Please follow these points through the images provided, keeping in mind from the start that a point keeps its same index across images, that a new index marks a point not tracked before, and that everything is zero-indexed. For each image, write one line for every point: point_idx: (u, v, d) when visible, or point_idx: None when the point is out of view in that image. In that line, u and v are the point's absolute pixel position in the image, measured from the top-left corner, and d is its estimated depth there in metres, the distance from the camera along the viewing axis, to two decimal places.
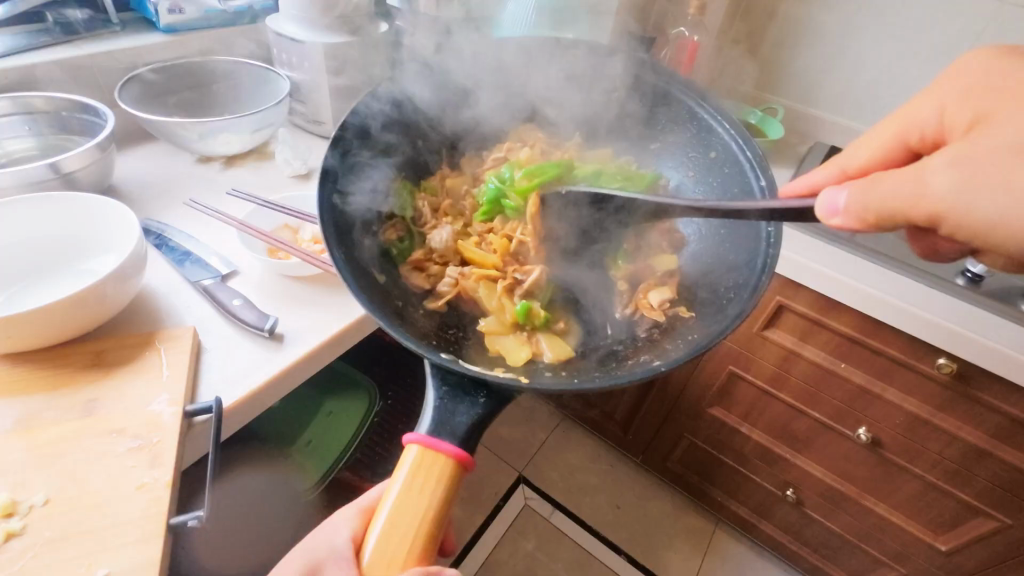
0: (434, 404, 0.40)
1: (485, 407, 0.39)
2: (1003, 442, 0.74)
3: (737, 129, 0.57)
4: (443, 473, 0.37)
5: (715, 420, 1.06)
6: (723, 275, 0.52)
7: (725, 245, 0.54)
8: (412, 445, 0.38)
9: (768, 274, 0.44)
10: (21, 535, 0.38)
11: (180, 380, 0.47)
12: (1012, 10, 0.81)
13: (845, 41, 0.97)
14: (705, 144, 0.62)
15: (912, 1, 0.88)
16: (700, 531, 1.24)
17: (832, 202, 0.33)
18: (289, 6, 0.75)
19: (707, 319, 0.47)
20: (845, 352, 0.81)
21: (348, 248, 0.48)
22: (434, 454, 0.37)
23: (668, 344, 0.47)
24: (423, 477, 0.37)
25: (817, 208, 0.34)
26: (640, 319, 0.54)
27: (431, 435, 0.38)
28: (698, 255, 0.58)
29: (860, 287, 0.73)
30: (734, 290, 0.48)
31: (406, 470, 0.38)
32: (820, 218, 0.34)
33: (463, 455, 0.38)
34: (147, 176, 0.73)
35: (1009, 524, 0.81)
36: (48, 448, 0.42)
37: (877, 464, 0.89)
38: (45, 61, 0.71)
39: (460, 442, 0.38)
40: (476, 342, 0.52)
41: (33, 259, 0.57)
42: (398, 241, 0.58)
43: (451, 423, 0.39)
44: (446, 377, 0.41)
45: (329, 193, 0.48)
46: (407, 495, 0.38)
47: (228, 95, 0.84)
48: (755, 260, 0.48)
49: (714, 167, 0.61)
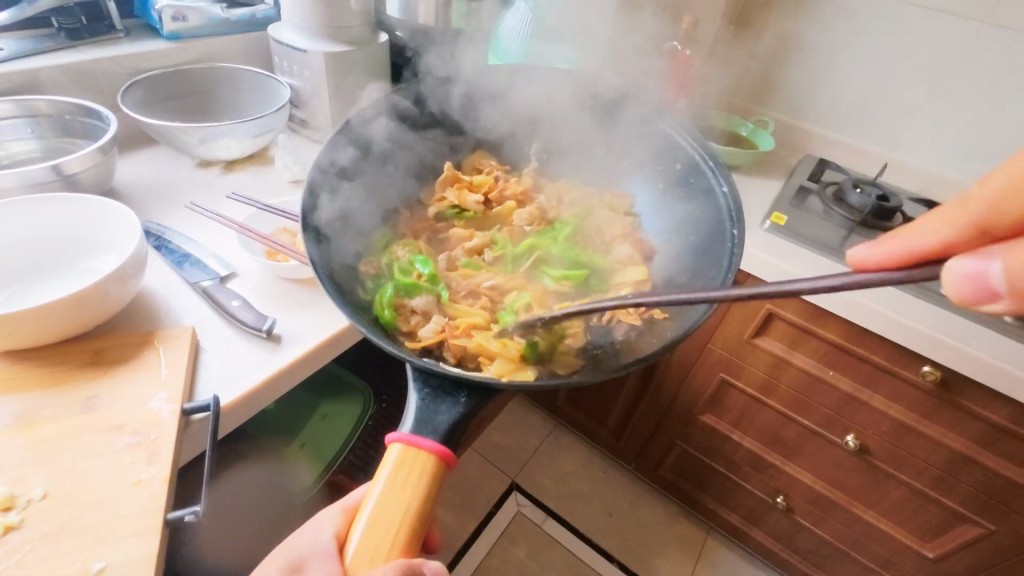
0: (416, 404, 0.41)
1: (466, 405, 0.41)
2: (985, 449, 0.76)
3: (700, 141, 0.60)
4: (425, 469, 0.38)
5: (706, 427, 1.07)
6: (696, 276, 0.53)
7: (696, 251, 0.56)
8: (395, 444, 0.39)
9: (735, 269, 0.46)
10: (20, 528, 0.38)
11: (179, 378, 0.48)
12: (992, 30, 0.84)
13: (834, 57, 1.00)
14: (671, 157, 0.64)
15: (897, 20, 0.91)
16: (692, 539, 1.25)
17: (975, 268, 0.21)
18: (290, 15, 0.77)
19: (683, 317, 0.48)
20: (833, 359, 0.82)
21: (330, 259, 0.49)
22: (417, 451, 0.38)
23: (646, 344, 0.47)
24: (405, 474, 0.38)
25: (959, 285, 0.22)
26: (617, 325, 0.53)
27: (412, 433, 0.39)
28: (670, 258, 0.61)
29: (847, 296, 0.74)
30: (704, 289, 0.50)
31: (388, 468, 0.39)
32: (963, 302, 0.21)
33: (445, 451, 0.39)
34: (148, 179, 0.74)
35: (993, 531, 0.82)
36: (47, 444, 0.43)
37: (865, 471, 0.90)
38: (50, 66, 0.73)
39: (442, 439, 0.39)
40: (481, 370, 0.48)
41: (34, 259, 0.58)
42: (375, 274, 0.55)
43: (433, 422, 0.40)
44: (428, 380, 0.42)
45: (309, 201, 0.49)
46: (389, 494, 0.38)
47: (229, 101, 0.85)
48: (722, 260, 0.50)
49: (681, 177, 0.63)
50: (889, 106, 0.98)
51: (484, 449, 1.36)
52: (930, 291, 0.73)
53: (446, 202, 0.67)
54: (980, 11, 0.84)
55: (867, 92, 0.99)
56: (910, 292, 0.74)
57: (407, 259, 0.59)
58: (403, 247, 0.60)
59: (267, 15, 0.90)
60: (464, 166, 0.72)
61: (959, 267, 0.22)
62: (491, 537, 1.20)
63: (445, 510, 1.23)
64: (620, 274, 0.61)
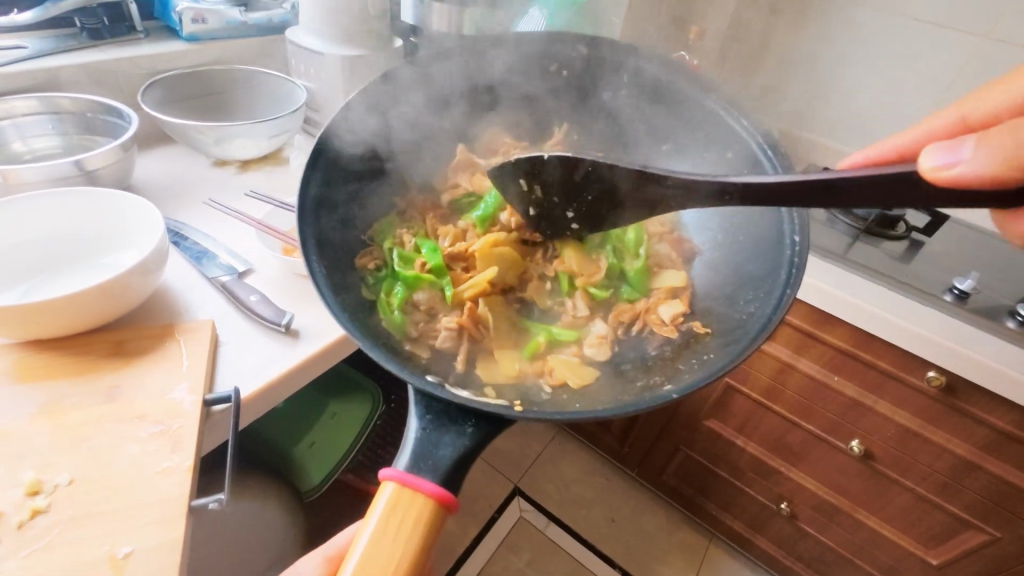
0: (416, 433, 0.38)
1: (472, 437, 0.38)
2: (990, 455, 0.77)
3: (756, 124, 0.54)
4: (421, 516, 0.35)
5: (710, 432, 1.08)
6: (738, 291, 0.52)
7: (744, 256, 0.54)
8: (389, 482, 0.36)
9: (793, 291, 0.44)
10: (46, 512, 0.39)
11: (201, 369, 0.48)
12: (991, 44, 0.86)
13: (836, 69, 1.03)
14: (721, 144, 0.58)
15: (898, 33, 0.94)
16: (694, 546, 1.24)
17: (950, 155, 0.30)
18: (307, 19, 0.79)
19: (725, 340, 0.47)
20: (838, 365, 0.83)
21: (330, 261, 0.49)
22: (412, 492, 0.35)
23: (680, 365, 0.48)
24: (398, 519, 0.34)
25: (930, 161, 0.30)
26: (651, 335, 0.55)
27: (408, 471, 0.36)
28: (713, 265, 0.59)
29: (853, 300, 0.76)
30: (754, 307, 0.48)
31: (380, 511, 0.35)
32: (934, 169, 0.30)
33: (443, 496, 0.35)
34: (165, 176, 0.75)
35: (998, 537, 0.82)
36: (72, 430, 0.43)
37: (870, 476, 0.90)
38: (72, 65, 0.74)
39: (442, 479, 0.36)
40: (491, 372, 0.52)
41: (54, 253, 0.58)
42: (376, 270, 0.56)
43: (434, 457, 0.36)
44: (430, 406, 0.39)
45: (305, 203, 0.49)
46: (380, 544, 0.34)
47: (244, 102, 0.86)
48: (778, 273, 0.48)
49: (730, 166, 0.57)
50: (891, 117, 1.00)
51: (486, 453, 1.35)
52: (933, 297, 0.74)
53: (460, 188, 0.68)
54: (982, 25, 0.86)
55: (870, 105, 1.01)
56: (913, 298, 0.75)
57: (413, 248, 0.60)
58: (407, 232, 0.62)
59: (283, 19, 0.91)
60: (477, 148, 0.70)
61: (930, 149, 0.31)
62: (492, 542, 1.19)
63: None
64: (658, 278, 0.61)
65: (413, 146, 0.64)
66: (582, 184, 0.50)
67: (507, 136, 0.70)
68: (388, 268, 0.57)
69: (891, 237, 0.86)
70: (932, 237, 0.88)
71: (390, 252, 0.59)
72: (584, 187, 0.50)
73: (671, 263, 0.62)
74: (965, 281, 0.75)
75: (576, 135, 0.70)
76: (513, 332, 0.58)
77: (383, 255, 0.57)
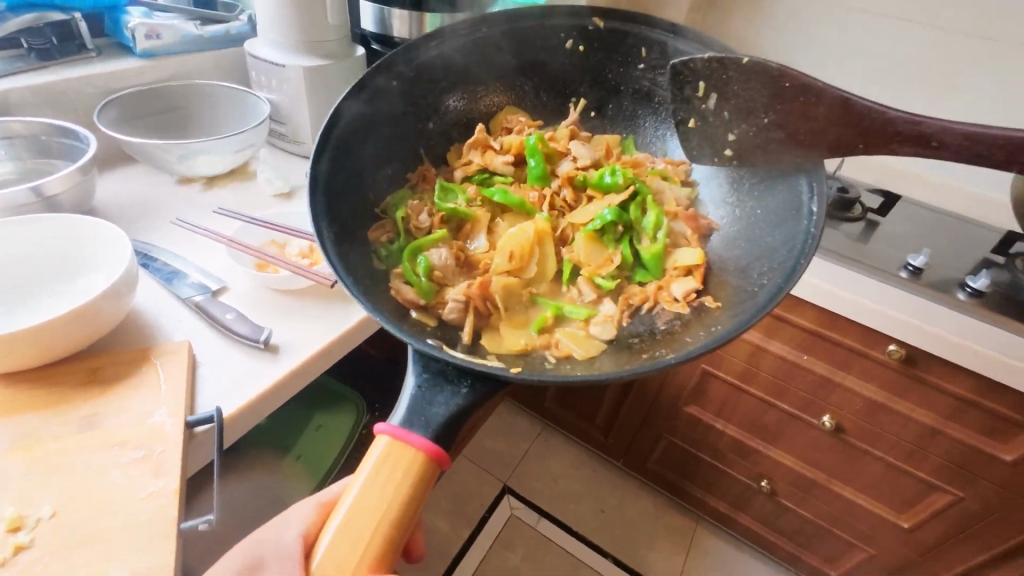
0: (411, 392, 0.38)
1: (467, 396, 0.38)
2: (951, 420, 0.81)
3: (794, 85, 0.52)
4: (410, 467, 0.35)
5: (692, 418, 1.10)
6: (755, 262, 0.51)
7: (760, 227, 0.53)
8: (383, 436, 0.36)
9: (807, 260, 0.44)
10: (29, 547, 0.38)
11: (179, 393, 0.48)
12: (933, 32, 0.91)
13: (789, 59, 1.07)
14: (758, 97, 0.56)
15: (846, 23, 0.98)
16: (681, 530, 1.28)
17: None
18: (266, 32, 0.78)
19: (735, 309, 0.47)
20: (808, 345, 0.87)
21: (342, 233, 0.49)
22: (403, 446, 0.36)
23: (688, 336, 0.48)
24: (390, 469, 0.35)
25: None
26: (661, 312, 0.54)
27: (401, 426, 0.36)
28: (730, 236, 0.57)
29: (816, 282, 0.80)
30: (767, 277, 0.47)
31: (372, 463, 0.36)
32: None
33: (434, 450, 0.36)
34: (129, 196, 0.74)
35: (962, 497, 0.87)
36: (47, 463, 0.42)
37: (842, 448, 0.95)
38: (20, 87, 0.72)
39: (432, 435, 0.36)
40: (495, 346, 0.51)
41: (15, 283, 0.57)
42: (389, 242, 0.55)
43: (426, 414, 0.37)
44: (428, 364, 0.39)
45: (320, 172, 0.48)
46: (369, 492, 0.35)
47: (206, 117, 0.85)
48: (793, 243, 0.48)
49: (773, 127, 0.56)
50: None
51: (475, 455, 1.36)
52: (889, 275, 0.77)
53: (473, 164, 0.66)
54: (921, 14, 0.91)
55: None
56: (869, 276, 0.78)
57: (428, 225, 0.59)
58: (419, 204, 0.60)
59: (241, 32, 0.90)
60: (492, 127, 0.68)
61: None
62: (484, 542, 1.20)
63: (438, 518, 1.23)
64: (673, 256, 0.58)
65: (412, 126, 0.62)
66: (775, 92, 0.49)
67: (521, 115, 0.69)
68: (401, 240, 0.57)
69: (849, 218, 0.90)
70: (886, 217, 0.93)
71: (404, 224, 0.58)
72: (778, 100, 0.49)
73: (686, 241, 0.59)
74: (919, 257, 0.77)
75: (594, 111, 0.69)
76: (522, 305, 0.56)
77: (396, 226, 0.57)
